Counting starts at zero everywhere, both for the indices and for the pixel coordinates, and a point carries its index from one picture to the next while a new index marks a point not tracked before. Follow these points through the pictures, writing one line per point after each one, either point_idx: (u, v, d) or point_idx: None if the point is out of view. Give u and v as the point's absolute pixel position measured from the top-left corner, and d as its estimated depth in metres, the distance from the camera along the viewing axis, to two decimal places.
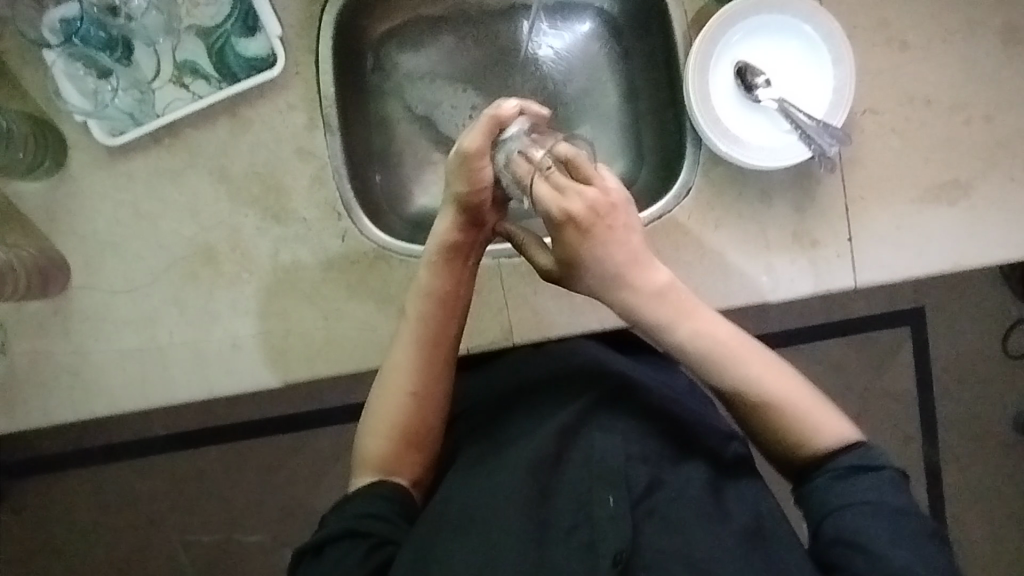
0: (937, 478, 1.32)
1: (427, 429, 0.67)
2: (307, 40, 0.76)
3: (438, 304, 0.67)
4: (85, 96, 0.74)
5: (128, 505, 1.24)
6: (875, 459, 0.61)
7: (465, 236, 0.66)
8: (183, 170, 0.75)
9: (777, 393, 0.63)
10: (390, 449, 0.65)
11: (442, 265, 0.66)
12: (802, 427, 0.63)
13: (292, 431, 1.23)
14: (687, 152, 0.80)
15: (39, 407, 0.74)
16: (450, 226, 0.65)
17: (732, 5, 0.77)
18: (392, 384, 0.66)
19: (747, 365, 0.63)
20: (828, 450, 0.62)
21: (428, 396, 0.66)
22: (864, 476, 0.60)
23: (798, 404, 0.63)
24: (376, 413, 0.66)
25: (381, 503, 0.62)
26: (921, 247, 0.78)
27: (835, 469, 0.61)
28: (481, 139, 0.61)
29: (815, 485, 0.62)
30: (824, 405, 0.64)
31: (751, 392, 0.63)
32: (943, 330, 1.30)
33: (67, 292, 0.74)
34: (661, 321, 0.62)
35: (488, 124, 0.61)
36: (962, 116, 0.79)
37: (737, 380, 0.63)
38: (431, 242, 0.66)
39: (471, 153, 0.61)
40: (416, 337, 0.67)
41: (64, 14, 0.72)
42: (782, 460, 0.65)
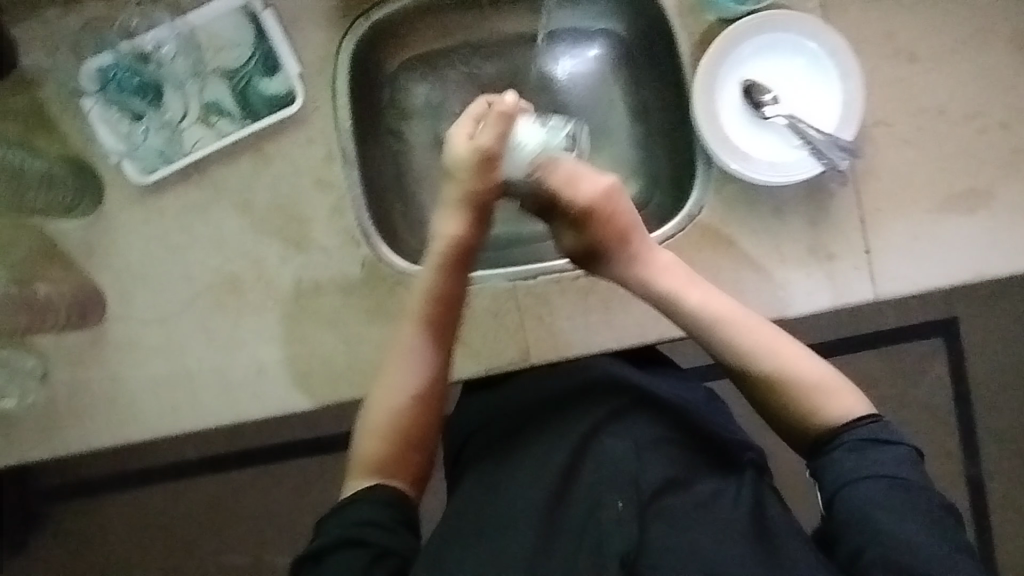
0: (980, 493, 1.27)
1: (423, 427, 0.67)
2: (324, 77, 0.80)
3: (438, 304, 0.69)
4: (118, 137, 0.78)
5: (164, 527, 1.28)
6: (891, 434, 0.62)
7: (470, 235, 0.70)
8: (211, 204, 0.79)
9: (786, 364, 0.67)
10: (389, 450, 0.65)
11: (448, 265, 0.70)
12: (815, 397, 0.65)
13: (321, 452, 1.25)
14: (698, 172, 0.81)
15: (78, 434, 0.78)
16: (456, 226, 0.70)
17: (735, 27, 0.78)
18: (389, 383, 0.68)
19: (753, 333, 0.68)
20: (840, 424, 0.63)
21: (428, 393, 0.68)
22: (879, 449, 0.61)
23: (801, 371, 0.66)
24: (376, 414, 0.67)
25: (380, 510, 0.61)
26: (942, 257, 0.77)
27: (850, 441, 0.62)
28: (492, 135, 0.68)
29: (830, 458, 0.62)
30: (835, 375, 0.66)
31: (760, 360, 0.67)
32: (978, 340, 1.26)
33: (104, 324, 0.78)
34: (671, 288, 0.70)
35: (497, 118, 0.68)
36: (978, 123, 0.78)
37: (743, 348, 0.67)
38: (437, 242, 0.70)
39: (490, 151, 0.68)
40: (414, 338, 0.69)
41: (99, 63, 0.78)
42: (796, 436, 0.66)
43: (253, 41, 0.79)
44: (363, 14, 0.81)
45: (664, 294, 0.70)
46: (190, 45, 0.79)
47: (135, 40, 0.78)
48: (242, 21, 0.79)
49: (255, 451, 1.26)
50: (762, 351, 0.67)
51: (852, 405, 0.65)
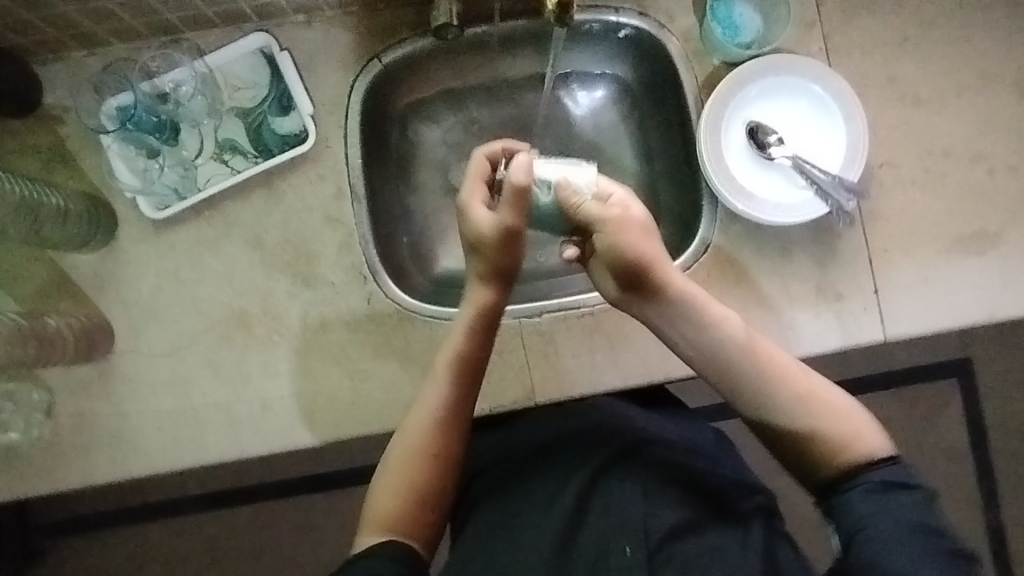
0: (1001, 542, 1.23)
1: (442, 489, 0.66)
2: (336, 116, 0.82)
3: (467, 367, 0.68)
4: (135, 174, 0.80)
5: (163, 564, 1.26)
6: (908, 478, 0.60)
7: (498, 297, 0.67)
8: (222, 240, 0.80)
9: (814, 407, 0.64)
10: (406, 510, 0.64)
11: (478, 331, 0.67)
12: (837, 438, 0.62)
13: (324, 489, 1.24)
14: (704, 211, 0.81)
15: (80, 468, 0.77)
16: (486, 291, 0.67)
17: (740, 70, 0.79)
18: (412, 443, 0.66)
19: (782, 382, 0.65)
20: (863, 462, 0.61)
21: (451, 457, 0.67)
22: (897, 493, 0.59)
23: (821, 409, 0.64)
24: (391, 475, 0.66)
25: (390, 567, 0.60)
26: (952, 299, 0.76)
27: (866, 483, 0.60)
28: (514, 214, 0.64)
29: (847, 500, 0.60)
30: (859, 412, 0.64)
31: (787, 409, 0.64)
32: (994, 383, 1.24)
33: (111, 356, 0.79)
34: (693, 329, 0.66)
35: (513, 193, 0.63)
36: (984, 165, 0.78)
37: (765, 392, 0.65)
38: (466, 310, 0.67)
39: (512, 227, 0.64)
40: (437, 407, 0.66)
41: (120, 102, 0.79)
42: (809, 472, 0.64)
43: (269, 81, 0.82)
44: (377, 57, 0.83)
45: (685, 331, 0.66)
46: (209, 85, 0.81)
47: (155, 81, 0.80)
48: (260, 63, 0.82)
49: (258, 487, 1.25)
50: (781, 382, 0.65)
51: (874, 446, 0.62)
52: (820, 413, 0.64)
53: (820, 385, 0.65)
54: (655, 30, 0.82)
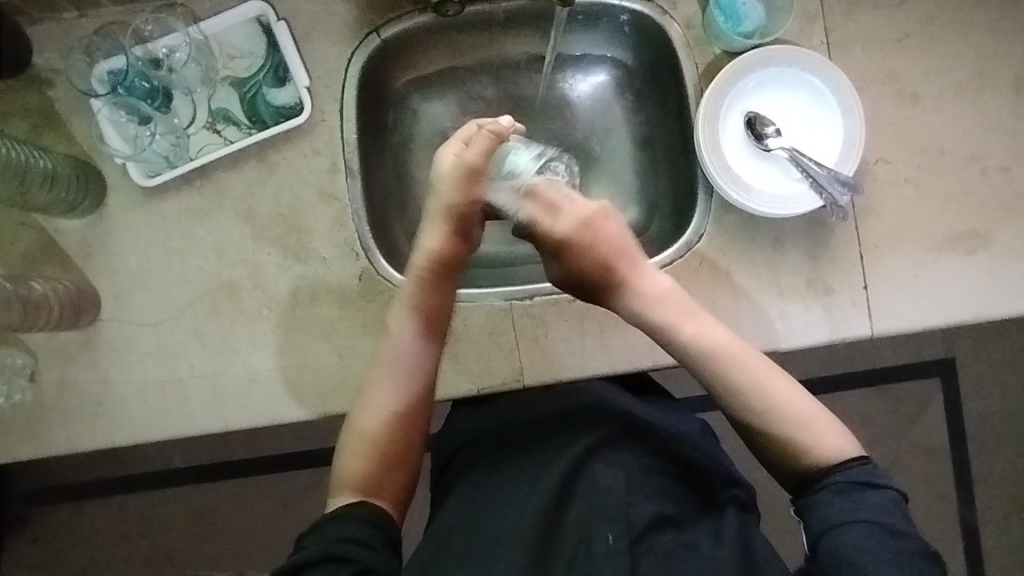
0: (975, 538, 1.25)
1: (406, 445, 0.67)
2: (332, 90, 0.81)
3: (431, 315, 0.69)
4: (126, 140, 0.78)
5: (145, 535, 1.26)
6: (878, 477, 0.61)
7: (454, 249, 0.69)
8: (213, 210, 0.79)
9: (776, 398, 0.66)
10: (373, 468, 0.65)
11: (431, 278, 0.69)
12: (810, 436, 0.64)
13: (309, 465, 1.24)
14: (699, 199, 0.81)
15: (62, 435, 0.77)
16: (436, 239, 0.69)
17: (741, 59, 0.79)
18: (372, 400, 0.67)
19: (745, 369, 0.67)
20: (831, 464, 0.62)
21: (410, 409, 0.67)
22: (867, 494, 0.59)
23: (781, 395, 0.66)
24: (356, 431, 0.67)
25: (360, 528, 0.60)
26: (940, 297, 0.77)
27: (838, 484, 0.61)
28: (479, 151, 0.68)
29: (818, 498, 0.61)
30: (830, 418, 0.65)
31: (756, 398, 0.66)
32: (976, 383, 1.26)
33: (97, 325, 0.78)
34: (665, 321, 0.68)
35: (489, 139, 0.69)
36: (978, 165, 0.78)
37: (741, 387, 0.66)
38: (419, 255, 0.69)
39: (473, 165, 0.68)
40: (403, 351, 0.68)
41: (112, 66, 0.78)
42: (781, 469, 0.65)
43: (265, 51, 0.81)
44: (376, 31, 0.82)
45: (657, 329, 0.69)
46: (203, 52, 0.80)
47: (148, 46, 0.78)
48: (256, 32, 0.81)
49: (243, 462, 1.25)
50: (751, 384, 0.66)
51: (843, 446, 0.63)
52: (775, 394, 0.66)
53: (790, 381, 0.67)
54: (658, 16, 0.82)
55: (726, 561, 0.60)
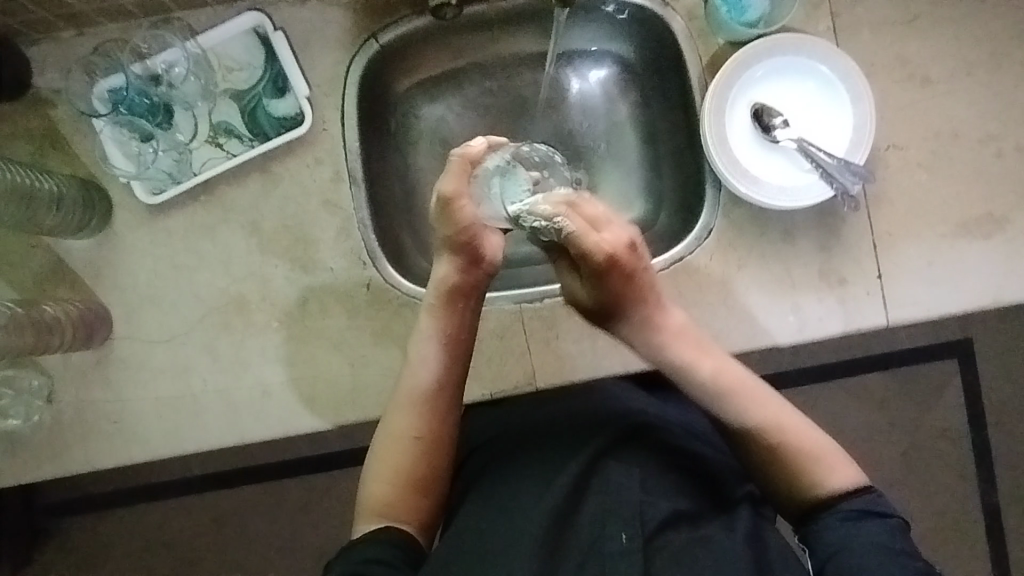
0: (998, 520, 1.24)
1: (433, 474, 0.66)
2: (332, 98, 0.80)
3: (455, 345, 0.68)
4: (129, 158, 0.78)
5: (168, 543, 1.27)
6: (882, 506, 0.61)
7: (466, 278, 0.67)
8: (219, 224, 0.79)
9: (796, 439, 0.64)
10: (399, 494, 0.65)
11: (442, 306, 0.68)
12: (816, 467, 0.63)
13: (326, 469, 1.25)
14: (707, 194, 0.80)
15: (80, 453, 0.77)
16: (447, 269, 0.67)
17: (746, 49, 0.77)
18: (397, 429, 0.67)
19: (758, 406, 0.65)
20: (837, 493, 0.62)
21: (438, 439, 0.67)
22: (870, 520, 0.60)
23: (786, 425, 0.65)
24: (381, 460, 0.66)
25: (386, 550, 0.61)
26: (957, 284, 0.76)
27: (841, 510, 0.61)
28: (460, 183, 0.64)
29: (821, 525, 0.61)
30: (836, 449, 0.65)
31: (769, 433, 0.64)
32: (995, 363, 1.24)
33: (110, 344, 0.78)
34: (682, 361, 0.67)
35: (460, 166, 0.65)
36: (993, 148, 0.77)
37: (752, 420, 0.65)
38: (431, 286, 0.68)
39: (451, 196, 0.64)
40: (425, 384, 0.67)
41: (112, 84, 0.78)
42: (783, 500, 0.65)
43: (264, 62, 0.80)
44: (373, 36, 0.81)
45: (674, 369, 0.67)
46: (201, 66, 0.80)
47: (147, 62, 0.78)
48: (254, 44, 0.80)
49: (261, 469, 1.26)
50: (767, 416, 0.65)
51: (846, 478, 0.63)
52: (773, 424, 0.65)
53: (786, 407, 0.66)
54: (660, 9, 0.80)
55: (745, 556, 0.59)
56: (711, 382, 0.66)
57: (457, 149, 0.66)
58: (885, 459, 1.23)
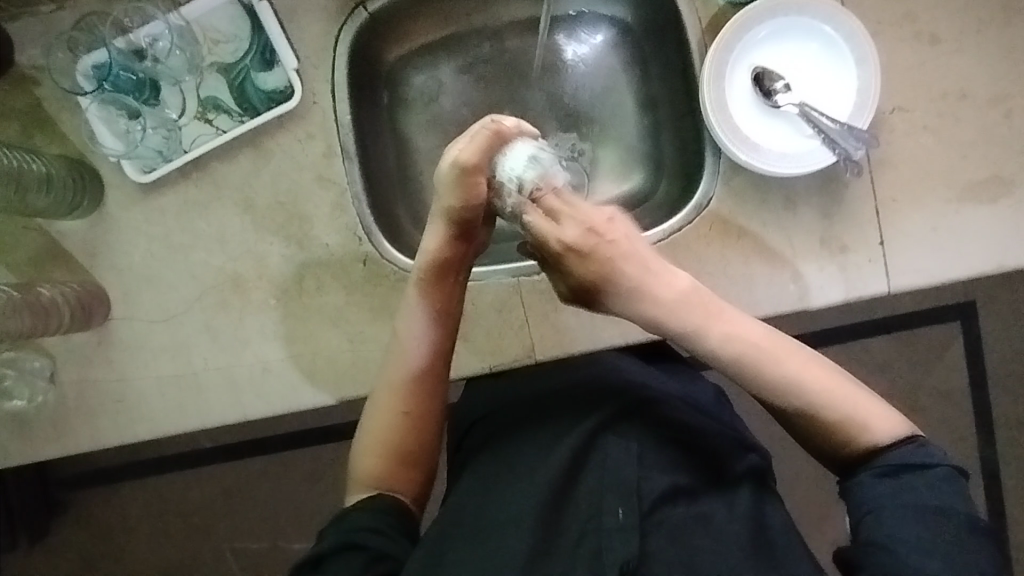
0: (995, 480, 1.26)
1: (423, 446, 0.67)
2: (322, 70, 0.78)
3: (444, 321, 0.69)
4: (117, 137, 0.77)
5: (180, 513, 1.30)
6: (928, 457, 0.59)
7: (453, 250, 0.67)
8: (212, 202, 0.78)
9: (832, 400, 0.62)
10: (390, 467, 0.66)
11: (429, 281, 0.67)
12: (853, 421, 0.61)
13: (332, 440, 1.26)
14: (706, 161, 0.78)
15: (85, 433, 0.78)
16: (435, 242, 0.66)
17: (747, 10, 0.75)
18: (386, 404, 0.67)
19: (788, 363, 0.63)
20: (880, 445, 0.60)
21: (426, 412, 0.67)
22: (911, 476, 0.58)
23: (819, 382, 0.62)
24: (370, 433, 0.67)
25: (381, 518, 0.62)
26: (960, 250, 0.74)
27: (880, 466, 0.59)
28: (481, 154, 0.63)
29: (860, 481, 0.59)
30: (876, 401, 0.63)
31: (794, 393, 0.62)
32: (998, 326, 1.24)
33: (109, 324, 0.78)
34: (692, 326, 0.63)
35: (486, 140, 0.63)
36: (1001, 108, 0.74)
37: (781, 380, 0.62)
38: (419, 259, 0.67)
39: (468, 165, 0.62)
40: (413, 356, 0.67)
41: (96, 60, 0.76)
42: (828, 454, 0.63)
43: (250, 33, 0.78)
44: (362, 4, 0.79)
45: (689, 335, 0.63)
46: (186, 39, 0.78)
47: (130, 36, 0.76)
48: (239, 14, 0.78)
49: (267, 441, 1.28)
50: (802, 380, 0.62)
51: (891, 428, 0.61)
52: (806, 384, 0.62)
53: (821, 362, 0.64)
54: None
55: (740, 536, 0.60)
56: (730, 345, 0.63)
57: (489, 121, 0.65)
58: None
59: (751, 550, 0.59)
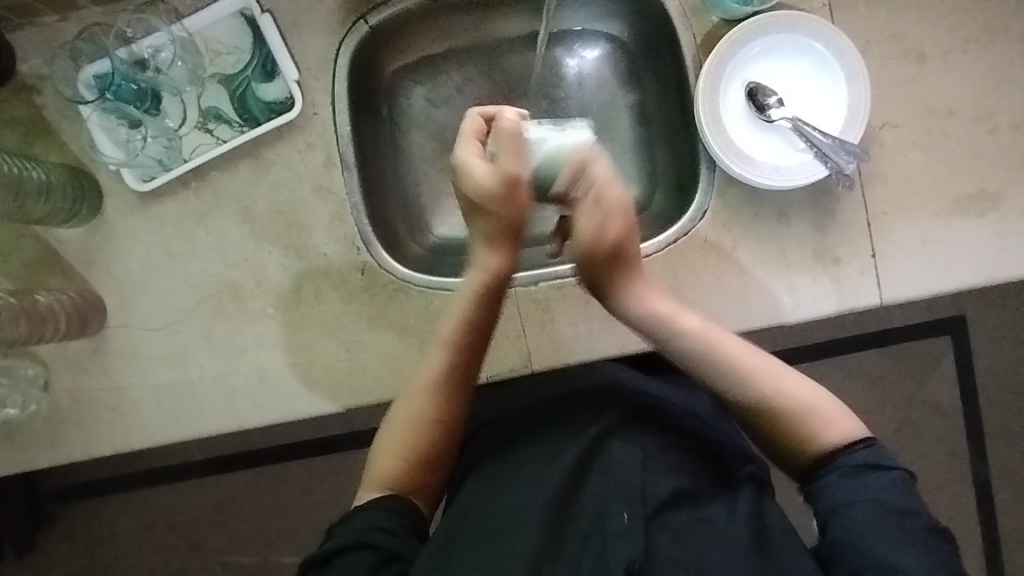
0: (988, 494, 1.26)
1: (445, 453, 0.66)
2: (323, 81, 0.79)
3: (467, 336, 0.67)
4: (118, 145, 0.77)
5: (170, 526, 1.29)
6: (884, 460, 0.60)
7: (505, 263, 0.67)
8: (211, 211, 0.79)
9: (782, 396, 0.64)
10: (406, 470, 0.64)
11: (482, 297, 0.67)
12: (809, 422, 0.63)
13: (326, 452, 1.26)
14: (701, 173, 0.80)
15: (79, 441, 0.78)
16: (496, 259, 0.67)
17: (740, 28, 0.77)
18: (415, 408, 0.66)
19: (746, 361, 0.66)
20: (836, 448, 0.62)
21: (454, 423, 0.67)
22: (872, 476, 0.59)
23: (776, 380, 0.65)
24: (393, 437, 0.66)
25: (391, 518, 0.61)
26: (950, 262, 0.76)
27: (843, 466, 0.60)
28: (517, 160, 0.62)
29: (823, 483, 0.60)
30: (832, 401, 0.65)
31: (756, 390, 0.65)
32: (988, 339, 1.25)
33: (106, 332, 0.78)
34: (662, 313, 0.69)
35: (511, 140, 0.62)
36: (988, 125, 0.76)
37: (740, 377, 0.66)
38: (476, 275, 0.66)
39: (514, 176, 0.62)
40: (443, 367, 0.67)
41: (98, 70, 0.76)
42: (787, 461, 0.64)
43: (252, 45, 0.79)
44: (363, 18, 0.80)
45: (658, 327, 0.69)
46: (188, 50, 0.78)
47: (132, 47, 0.77)
48: (241, 26, 0.79)
49: (260, 453, 1.27)
50: (756, 372, 0.66)
51: (847, 429, 0.63)
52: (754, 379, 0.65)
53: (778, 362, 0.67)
54: None
55: (744, 538, 0.60)
56: (695, 336, 0.67)
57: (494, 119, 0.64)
58: (878, 435, 1.25)
59: (755, 552, 0.59)
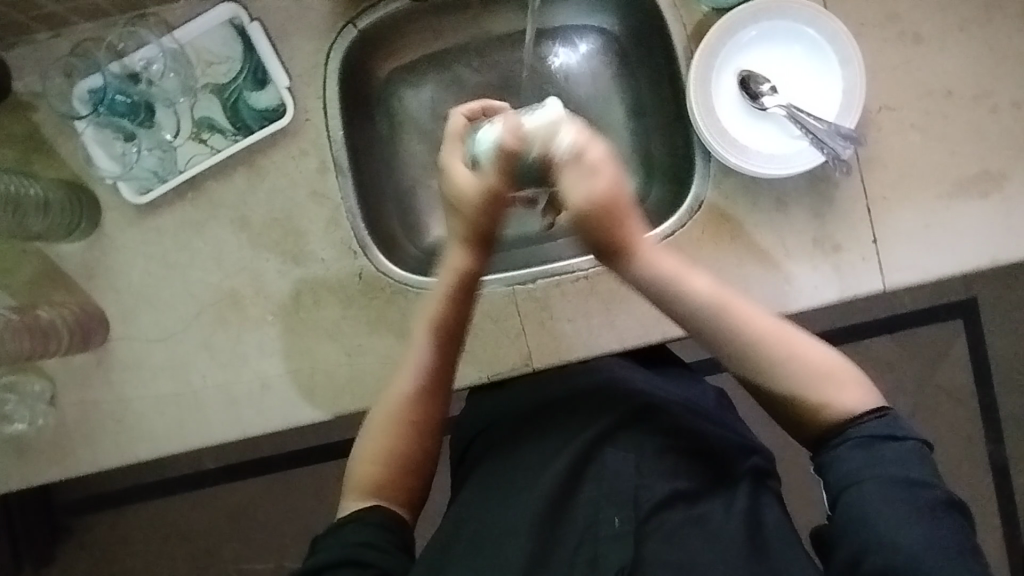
0: (1005, 478, 1.24)
1: (422, 454, 0.66)
2: (314, 87, 0.79)
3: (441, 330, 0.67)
4: (113, 159, 0.78)
5: (184, 534, 1.30)
6: (899, 429, 0.58)
7: (477, 262, 0.66)
8: (207, 220, 0.79)
9: (791, 351, 0.63)
10: (387, 474, 0.65)
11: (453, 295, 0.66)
12: (823, 389, 0.61)
13: (335, 457, 1.26)
14: (697, 165, 0.79)
15: (85, 453, 0.78)
16: (461, 259, 0.65)
17: (730, 16, 0.76)
18: (391, 413, 0.66)
19: (755, 321, 0.63)
20: (850, 417, 0.60)
21: (430, 427, 0.67)
22: (886, 447, 0.57)
23: (786, 343, 0.63)
24: (375, 435, 0.66)
25: (376, 532, 0.60)
26: (953, 245, 0.74)
27: (854, 437, 0.59)
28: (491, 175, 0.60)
29: (835, 456, 0.59)
30: (845, 365, 0.63)
31: (765, 349, 0.63)
32: (1000, 321, 1.23)
33: (108, 344, 0.79)
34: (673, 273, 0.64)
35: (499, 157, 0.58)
36: (988, 104, 0.75)
37: (750, 339, 0.63)
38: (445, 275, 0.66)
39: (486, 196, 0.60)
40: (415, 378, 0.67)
41: (91, 85, 0.77)
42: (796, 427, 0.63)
43: (242, 54, 0.79)
44: (352, 22, 0.80)
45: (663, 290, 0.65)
46: (180, 61, 0.79)
47: (124, 60, 0.78)
48: (231, 36, 0.79)
49: (270, 459, 1.27)
50: (766, 332, 0.63)
51: (858, 395, 0.61)
52: (769, 338, 0.63)
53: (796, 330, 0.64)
54: None
55: (738, 538, 0.59)
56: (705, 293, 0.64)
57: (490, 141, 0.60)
58: None
59: (749, 552, 0.59)
